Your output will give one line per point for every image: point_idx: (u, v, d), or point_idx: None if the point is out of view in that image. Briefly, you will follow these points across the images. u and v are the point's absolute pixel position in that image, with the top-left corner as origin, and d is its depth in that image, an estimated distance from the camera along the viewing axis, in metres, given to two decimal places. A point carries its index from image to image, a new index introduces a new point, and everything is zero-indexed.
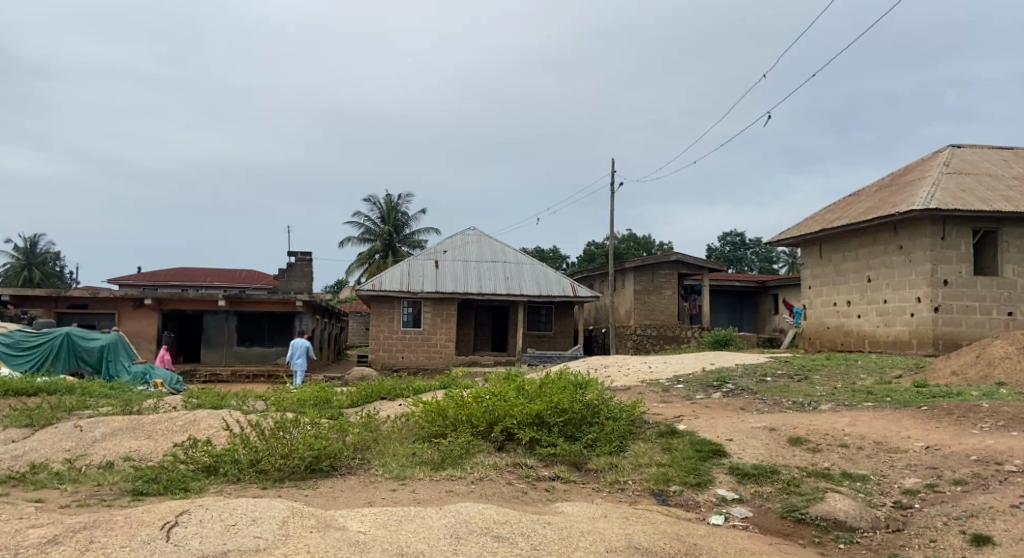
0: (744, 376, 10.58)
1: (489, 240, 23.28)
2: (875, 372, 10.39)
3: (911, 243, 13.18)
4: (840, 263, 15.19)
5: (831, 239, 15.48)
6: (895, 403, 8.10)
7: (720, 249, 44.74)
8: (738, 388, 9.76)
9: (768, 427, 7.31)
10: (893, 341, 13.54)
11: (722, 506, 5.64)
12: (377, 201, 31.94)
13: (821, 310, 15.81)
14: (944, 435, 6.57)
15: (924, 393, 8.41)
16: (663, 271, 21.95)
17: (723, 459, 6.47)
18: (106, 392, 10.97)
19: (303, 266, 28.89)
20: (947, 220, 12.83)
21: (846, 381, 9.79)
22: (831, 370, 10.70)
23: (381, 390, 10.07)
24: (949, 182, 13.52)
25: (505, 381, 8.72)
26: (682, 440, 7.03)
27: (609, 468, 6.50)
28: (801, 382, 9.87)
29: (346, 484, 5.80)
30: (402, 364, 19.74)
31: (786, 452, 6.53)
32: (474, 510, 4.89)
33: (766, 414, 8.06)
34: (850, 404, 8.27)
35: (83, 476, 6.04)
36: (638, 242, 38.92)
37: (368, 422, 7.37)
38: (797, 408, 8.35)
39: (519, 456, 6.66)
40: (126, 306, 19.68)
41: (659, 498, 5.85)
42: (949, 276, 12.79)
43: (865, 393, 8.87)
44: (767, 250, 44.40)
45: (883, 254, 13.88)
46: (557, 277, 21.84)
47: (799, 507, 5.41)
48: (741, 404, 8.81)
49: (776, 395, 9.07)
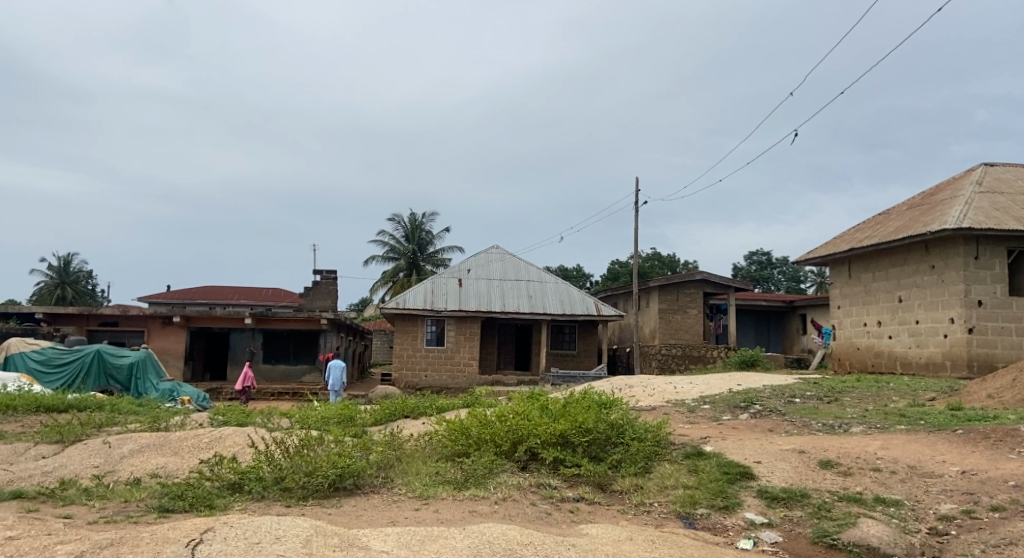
0: (772, 397, 10.41)
1: (513, 258, 23.30)
2: (908, 394, 10.15)
3: (943, 263, 12.92)
4: (870, 283, 14.94)
5: (860, 258, 15.24)
6: (928, 426, 7.91)
7: (746, 268, 44.40)
8: (766, 409, 9.60)
9: (797, 450, 7.17)
10: (926, 362, 13.25)
11: (751, 530, 5.52)
12: (401, 220, 32.16)
13: (850, 331, 15.53)
14: (980, 459, 6.38)
15: (958, 417, 8.20)
16: (688, 290, 21.77)
17: (751, 482, 6.35)
18: (136, 409, 11.11)
19: (328, 284, 29.14)
20: (980, 239, 12.58)
21: (877, 403, 9.59)
22: (862, 392, 10.48)
23: (405, 408, 10.08)
24: (981, 201, 13.27)
25: (530, 400, 8.66)
26: (710, 462, 6.92)
27: (634, 490, 6.41)
28: (831, 404, 9.67)
29: (369, 502, 5.78)
30: (425, 383, 19.77)
31: (817, 475, 6.39)
32: (497, 531, 4.84)
33: (795, 436, 7.92)
34: (883, 427, 8.08)
35: (110, 492, 6.10)
36: (663, 260, 38.75)
37: (391, 440, 7.35)
38: (827, 430, 8.18)
39: (542, 476, 6.59)
40: (156, 323, 20.00)
41: (686, 521, 5.74)
42: (983, 296, 12.51)
43: (898, 416, 8.66)
44: (794, 269, 43.95)
45: (915, 274, 13.63)
46: (581, 296, 21.75)
47: (831, 532, 5.26)
48: (769, 425, 8.66)
49: (805, 417, 8.91)
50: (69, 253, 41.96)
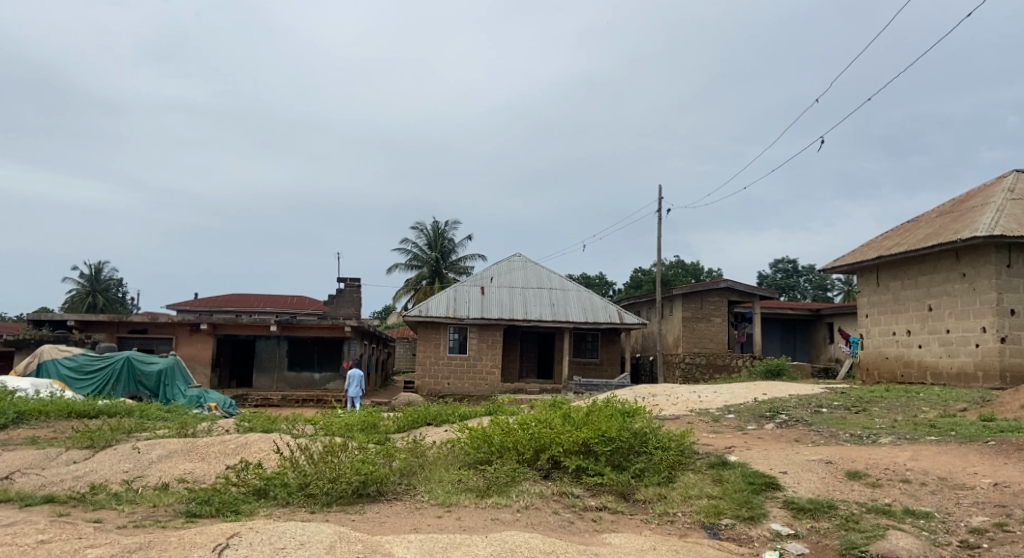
0: (798, 406, 10.26)
1: (535, 266, 23.32)
2: (939, 405, 9.95)
3: (975, 272, 12.68)
4: (899, 291, 14.71)
5: (888, 266, 15.02)
6: (960, 437, 7.76)
7: (772, 275, 43.96)
8: (792, 419, 9.46)
9: (824, 461, 7.08)
10: (957, 373, 12.98)
11: (777, 541, 5.45)
12: (423, 228, 32.33)
13: (879, 340, 15.29)
14: (1013, 472, 6.23)
15: (991, 428, 8.02)
16: (712, 298, 21.58)
17: (777, 493, 6.28)
18: (164, 415, 11.30)
19: (352, 292, 29.38)
20: (1012, 247, 12.32)
21: (907, 414, 9.41)
22: (891, 402, 10.28)
23: (427, 415, 10.13)
24: (1014, 208, 13.01)
25: (552, 408, 8.65)
26: (734, 472, 6.84)
27: (658, 499, 6.36)
28: (859, 414, 9.51)
29: (392, 509, 5.81)
30: (448, 391, 19.82)
31: (844, 487, 6.30)
32: (521, 539, 4.84)
33: (822, 447, 7.79)
34: (913, 438, 7.94)
35: (139, 497, 6.20)
36: (686, 268, 38.51)
37: (414, 448, 7.38)
38: (855, 441, 8.05)
39: (565, 485, 6.58)
40: (183, 331, 20.29)
41: (710, 531, 5.69)
42: (1016, 305, 12.24)
43: (928, 427, 8.50)
44: (821, 277, 43.38)
45: (945, 282, 13.40)
46: (603, 304, 21.71)
47: (859, 544, 5.16)
48: (795, 435, 8.55)
49: (832, 428, 8.77)
50: (100, 262, 42.81)
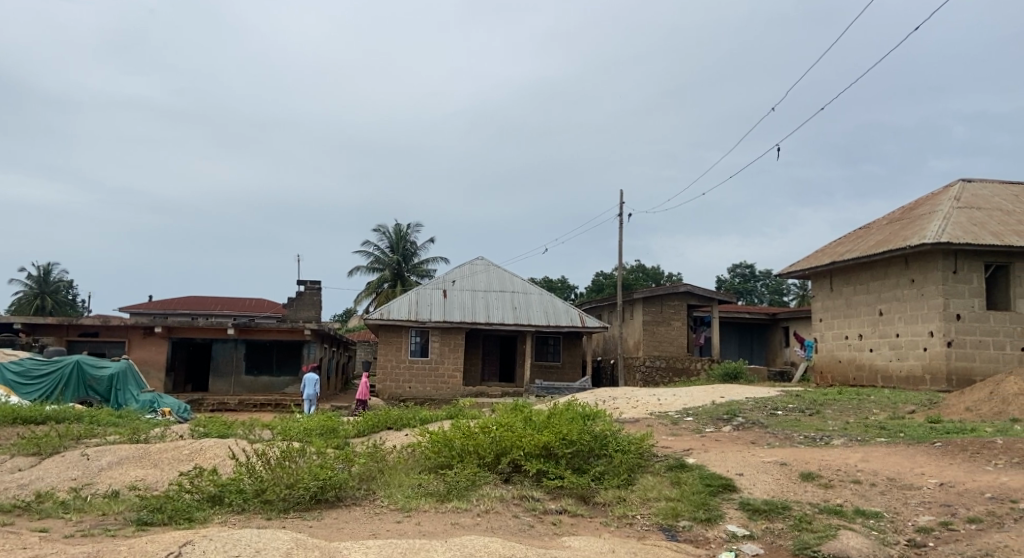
0: (755, 409, 10.47)
1: (498, 269, 23.31)
2: (888, 407, 10.24)
3: (922, 277, 13.10)
4: (851, 296, 15.12)
5: (841, 272, 15.42)
6: (908, 438, 8.00)
7: (730, 281, 44.75)
8: (749, 421, 9.65)
9: (778, 462, 7.24)
10: (906, 375, 13.39)
11: (733, 542, 5.55)
12: (386, 230, 32.06)
13: (832, 343, 15.69)
14: (958, 472, 6.46)
15: (937, 429, 8.30)
16: (672, 301, 21.88)
17: (733, 494, 6.39)
18: (114, 421, 10.97)
19: (312, 295, 29.00)
20: (958, 254, 12.74)
21: (858, 416, 9.68)
22: (843, 405, 10.55)
23: (388, 419, 10.03)
24: (959, 216, 13.47)
25: (513, 412, 8.67)
26: (692, 474, 6.95)
27: (617, 502, 6.42)
28: (812, 416, 9.75)
29: (351, 515, 5.76)
30: (409, 394, 19.67)
31: (798, 487, 6.45)
32: (480, 543, 4.84)
33: (777, 449, 7.97)
34: (863, 439, 8.17)
35: (88, 505, 6.02)
36: (647, 273, 38.95)
37: (374, 452, 7.31)
38: (808, 443, 8.25)
39: (526, 488, 6.60)
40: (136, 334, 19.77)
41: (668, 533, 5.76)
42: (962, 310, 12.67)
43: (878, 428, 8.76)
44: (777, 283, 44.27)
45: (895, 287, 13.82)
46: (565, 307, 21.82)
47: (811, 544, 5.28)
48: (751, 437, 8.72)
49: (787, 429, 8.97)
50: (50, 265, 41.60)
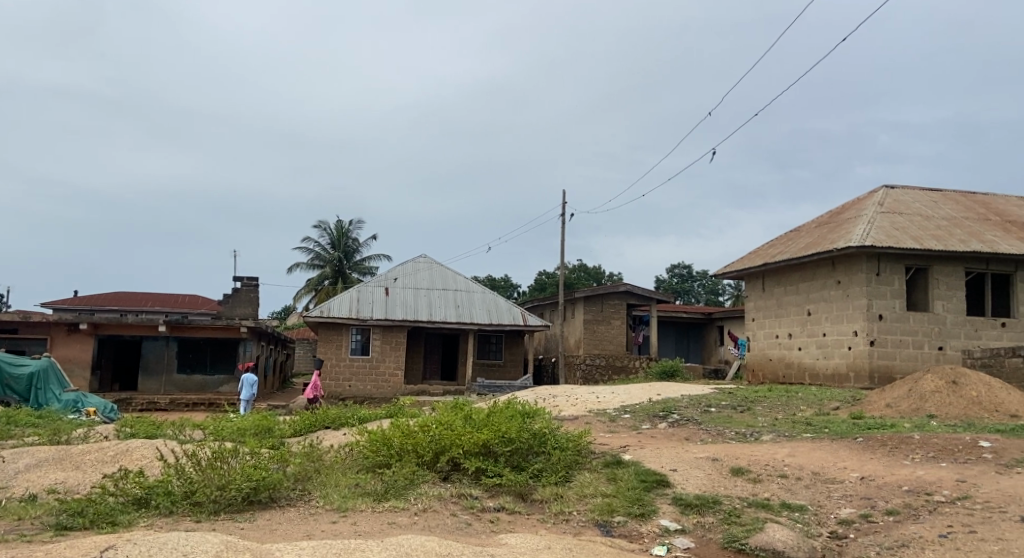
0: (689, 406, 10.75)
1: (441, 267, 23.22)
2: (814, 404, 10.68)
3: (848, 279, 13.68)
4: (781, 297, 15.67)
5: (773, 273, 15.97)
6: (831, 434, 8.35)
7: (668, 281, 45.74)
8: (683, 418, 9.91)
9: (711, 458, 7.45)
10: (831, 373, 13.97)
11: (665, 536, 5.68)
12: (327, 227, 31.53)
13: (764, 342, 16.24)
14: (877, 466, 6.78)
15: (859, 425, 8.70)
16: (612, 301, 22.23)
17: (667, 490, 6.55)
18: (34, 422, 10.47)
19: (248, 291, 28.29)
20: (880, 257, 13.35)
21: (786, 412, 10.05)
22: (772, 401, 10.93)
23: (325, 418, 9.89)
24: (882, 221, 14.11)
25: (453, 410, 8.67)
26: (627, 470, 7.09)
27: (554, 498, 6.49)
28: (744, 413, 10.07)
29: (284, 516, 5.66)
30: (349, 393, 19.41)
31: (728, 482, 6.65)
32: (416, 543, 4.82)
33: (710, 445, 8.20)
34: (790, 435, 8.49)
35: (3, 510, 5.74)
36: (589, 272, 39.45)
37: (311, 451, 7.21)
38: (739, 439, 8.52)
39: (464, 486, 6.61)
40: (60, 331, 18.91)
41: (603, 529, 5.86)
42: (883, 310, 13.28)
43: (804, 424, 9.10)
44: (713, 283, 45.49)
45: (822, 288, 14.39)
46: (508, 306, 21.90)
47: (739, 537, 5.46)
48: (685, 434, 8.94)
49: (719, 426, 9.23)
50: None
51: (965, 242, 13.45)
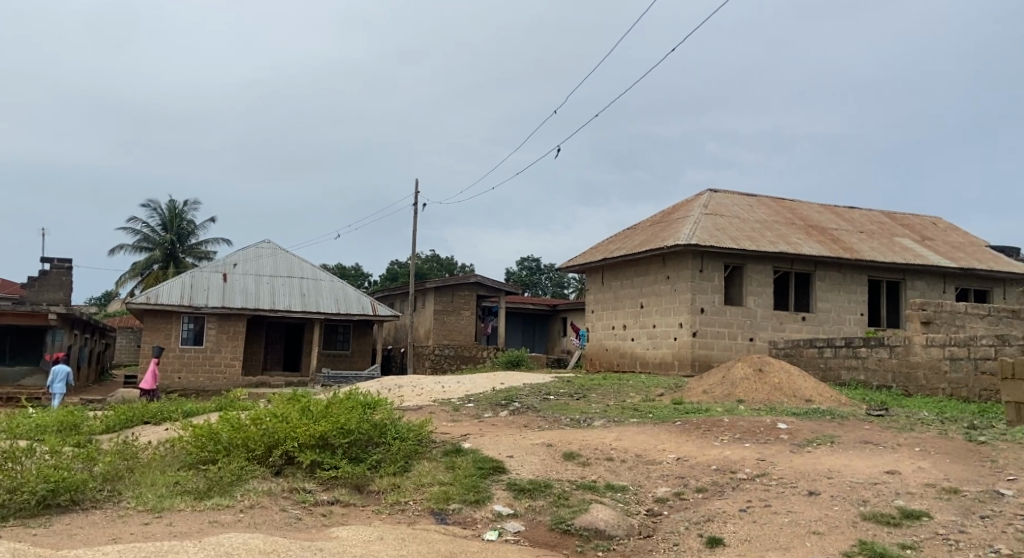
0: (530, 395, 11.08)
1: (285, 253, 22.23)
2: (643, 391, 11.41)
3: (676, 274, 14.71)
4: (618, 290, 16.55)
5: (611, 268, 16.83)
6: (655, 418, 8.96)
7: (518, 273, 46.84)
8: (523, 406, 10.20)
9: (545, 443, 7.72)
10: (659, 362, 14.97)
11: (497, 521, 5.81)
12: (157, 207, 29.13)
13: (601, 333, 17.08)
14: (692, 447, 7.35)
15: (680, 410, 9.41)
16: (462, 291, 22.39)
17: (502, 476, 6.70)
18: None
19: (61, 274, 25.53)
20: (704, 255, 14.47)
21: (617, 399, 10.65)
22: (606, 389, 11.53)
23: (145, 413, 9.16)
24: (706, 221, 15.30)
25: (289, 402, 8.34)
26: (465, 458, 7.17)
27: (390, 489, 6.44)
28: (579, 400, 10.54)
29: (88, 519, 5.17)
30: (178, 386, 18.13)
31: (559, 467, 6.93)
32: (239, 541, 4.59)
33: (545, 431, 8.50)
34: (619, 420, 8.99)
35: None
36: (440, 263, 39.49)
37: (124, 449, 6.64)
38: (573, 425, 8.90)
39: (296, 480, 6.38)
40: None
41: (438, 517, 5.90)
42: (705, 304, 14.43)
43: (632, 410, 9.69)
44: (559, 276, 47.18)
45: (654, 283, 15.36)
46: (356, 295, 21.38)
47: (566, 519, 5.69)
48: (524, 421, 9.20)
49: (556, 413, 9.59)
50: None
51: (775, 243, 14.90)
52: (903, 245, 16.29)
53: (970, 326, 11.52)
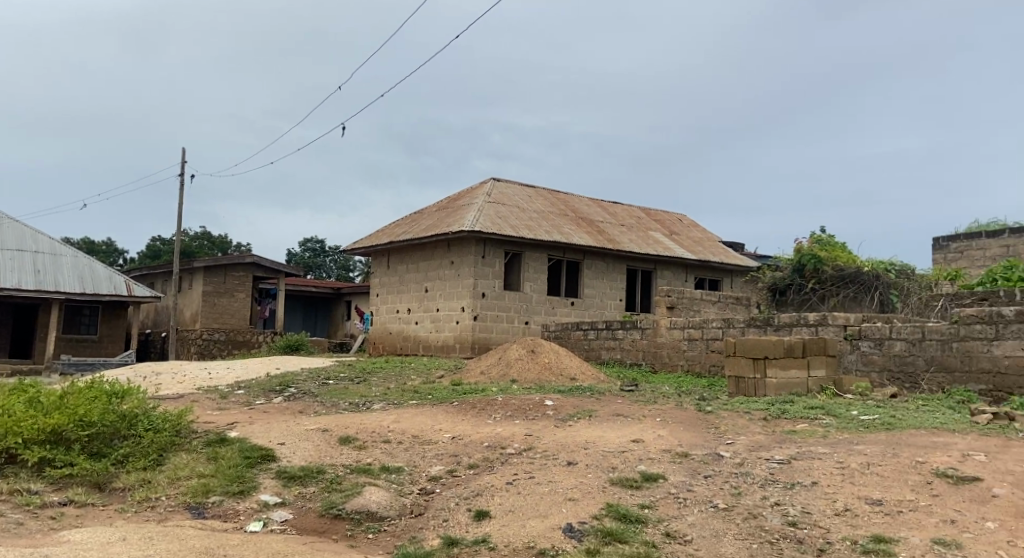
0: (307, 379, 10.72)
1: (15, 223, 19.16)
2: (423, 373, 11.58)
3: (459, 259, 15.08)
4: (403, 274, 16.58)
5: (396, 251, 16.79)
6: (433, 400, 9.13)
7: (300, 254, 44.90)
8: (299, 391, 9.83)
9: (320, 429, 7.52)
10: (441, 344, 15.28)
11: (263, 511, 5.53)
12: None
13: (385, 317, 17.01)
14: (467, 426, 7.61)
15: (458, 390, 9.70)
16: (236, 272, 20.92)
17: (271, 464, 6.41)
18: None
19: None
20: (487, 242, 14.99)
21: (398, 381, 10.69)
22: (387, 372, 11.52)
23: None
24: (489, 209, 15.86)
25: (14, 394, 7.24)
26: (231, 447, 6.75)
27: (141, 485, 5.86)
28: (359, 384, 10.41)
29: None
30: None
31: (333, 451, 6.79)
32: None
33: (321, 416, 8.28)
34: (397, 403, 9.03)
35: None
36: (213, 242, 36.58)
37: None
38: (351, 409, 8.77)
39: (20, 482, 5.57)
40: None
41: (195, 511, 5.49)
42: (486, 289, 14.98)
43: (411, 392, 9.79)
44: (344, 258, 46.05)
45: (438, 268, 15.62)
46: (108, 274, 19.06)
47: (337, 503, 5.60)
48: (299, 407, 8.88)
49: (334, 397, 9.38)
50: None
51: (551, 233, 15.85)
52: (656, 238, 18.19)
53: (705, 311, 13.19)
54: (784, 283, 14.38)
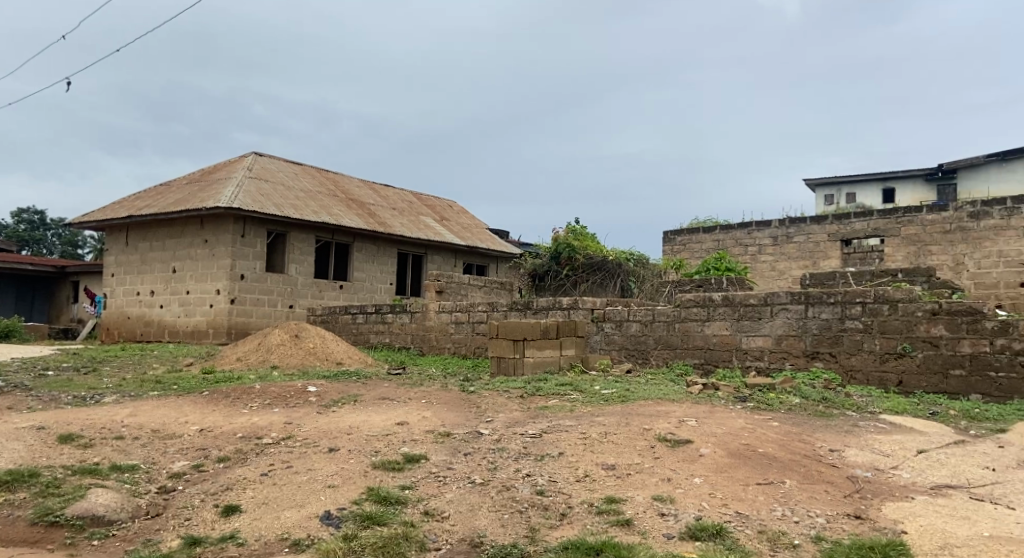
0: (19, 371, 9.18)
1: None
2: (168, 361, 10.53)
3: (214, 238, 13.95)
4: (146, 252, 14.91)
5: (138, 227, 15.03)
6: (179, 390, 8.34)
7: (13, 227, 38.30)
8: (8, 386, 8.39)
9: (34, 427, 6.49)
10: (190, 330, 14.02)
11: None
12: None
13: (123, 300, 15.19)
14: (218, 417, 7.07)
15: (209, 379, 8.98)
16: None
17: None
18: None
19: None
20: (247, 220, 14.01)
21: (137, 371, 9.60)
22: (124, 361, 10.28)
23: None
24: (250, 185, 14.85)
25: None
26: None
27: None
28: (88, 375, 9.16)
29: None
30: None
31: (52, 452, 5.90)
32: None
33: (36, 413, 7.15)
34: (136, 394, 8.11)
35: None
36: None
37: None
38: (76, 403, 7.69)
39: None
40: None
41: None
42: (245, 271, 14.04)
43: (154, 382, 8.85)
44: (72, 233, 40.17)
45: (189, 247, 14.31)
46: None
47: (53, 510, 4.87)
48: (5, 403, 7.57)
49: (53, 391, 8.14)
50: None
51: (318, 213, 15.27)
52: (426, 223, 18.38)
53: (471, 295, 13.62)
54: (542, 270, 15.36)
